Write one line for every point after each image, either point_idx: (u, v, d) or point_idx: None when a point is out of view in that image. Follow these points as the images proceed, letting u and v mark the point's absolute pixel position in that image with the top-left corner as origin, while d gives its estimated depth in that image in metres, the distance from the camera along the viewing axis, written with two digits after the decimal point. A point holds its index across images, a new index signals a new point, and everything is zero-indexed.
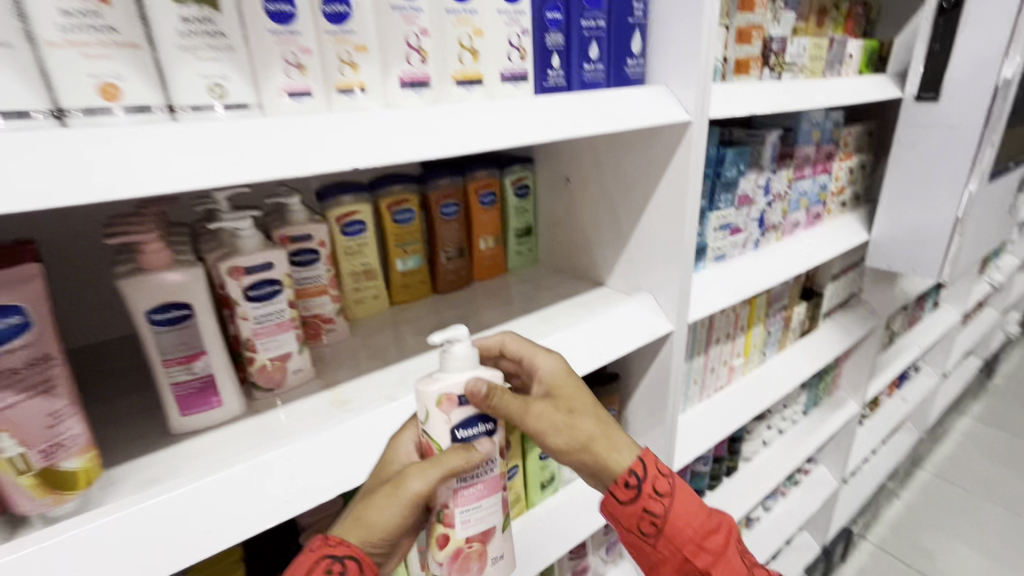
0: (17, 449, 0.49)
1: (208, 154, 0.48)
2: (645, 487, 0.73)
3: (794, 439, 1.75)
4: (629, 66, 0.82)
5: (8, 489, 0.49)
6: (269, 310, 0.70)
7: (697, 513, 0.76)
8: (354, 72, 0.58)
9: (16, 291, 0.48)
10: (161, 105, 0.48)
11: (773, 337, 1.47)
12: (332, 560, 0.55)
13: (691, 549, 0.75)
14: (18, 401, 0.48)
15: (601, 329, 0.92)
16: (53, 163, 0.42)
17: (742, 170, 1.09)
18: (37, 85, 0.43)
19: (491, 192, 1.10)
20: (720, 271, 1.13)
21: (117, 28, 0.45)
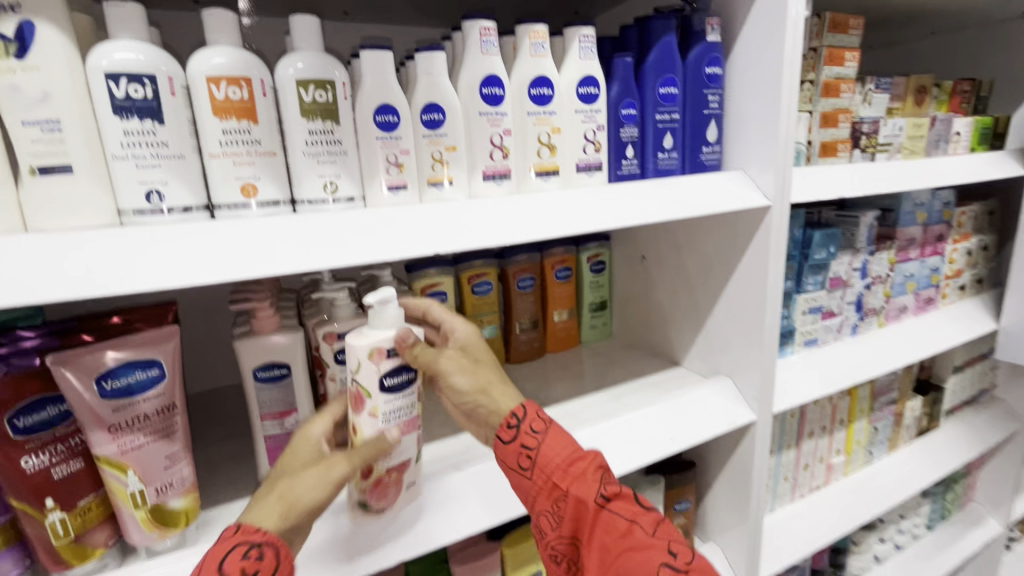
0: (137, 485, 0.56)
1: (317, 240, 0.57)
2: (520, 429, 0.65)
3: (916, 559, 1.49)
4: (704, 154, 0.84)
5: (126, 520, 0.57)
6: (354, 374, 0.76)
7: (565, 445, 0.65)
8: (443, 167, 0.66)
9: (158, 348, 0.58)
10: (286, 199, 0.58)
11: (881, 435, 1.31)
12: (248, 546, 0.52)
13: (570, 491, 0.63)
14: (144, 442, 0.56)
15: (674, 413, 0.88)
16: (200, 248, 0.52)
17: (833, 253, 1.03)
18: (197, 186, 0.54)
19: (567, 267, 1.14)
20: (811, 358, 1.05)
21: (261, 141, 0.56)
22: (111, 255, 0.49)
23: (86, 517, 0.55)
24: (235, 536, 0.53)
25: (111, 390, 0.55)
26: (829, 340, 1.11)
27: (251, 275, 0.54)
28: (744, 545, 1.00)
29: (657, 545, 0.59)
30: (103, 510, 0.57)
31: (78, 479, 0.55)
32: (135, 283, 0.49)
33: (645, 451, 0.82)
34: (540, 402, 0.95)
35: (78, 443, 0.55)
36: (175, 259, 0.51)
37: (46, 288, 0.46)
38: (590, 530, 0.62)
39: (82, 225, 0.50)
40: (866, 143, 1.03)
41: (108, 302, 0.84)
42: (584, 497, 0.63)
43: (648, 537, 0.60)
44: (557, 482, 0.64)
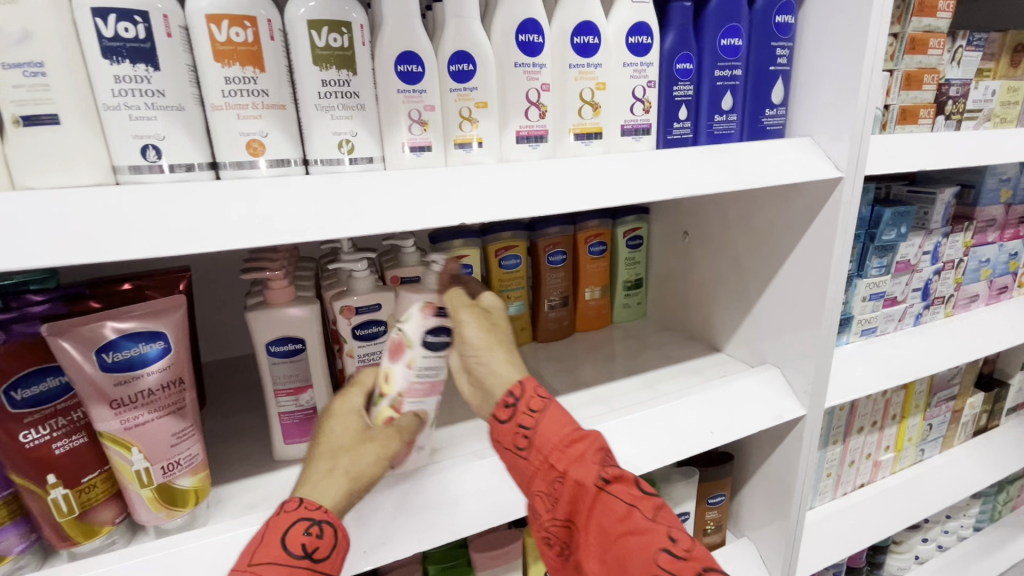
0: (143, 463, 0.53)
1: (331, 205, 0.51)
2: (518, 407, 0.59)
3: (961, 561, 1.40)
4: (767, 117, 0.74)
5: (132, 498, 0.54)
6: (374, 351, 0.71)
7: (564, 422, 0.59)
8: (472, 127, 0.58)
9: (162, 319, 0.54)
10: (298, 159, 0.52)
11: (936, 432, 1.21)
12: (309, 523, 0.52)
13: (568, 474, 0.57)
14: (149, 418, 0.53)
15: (716, 404, 0.81)
16: (200, 210, 0.47)
17: (903, 233, 0.92)
18: (199, 141, 0.49)
19: (601, 241, 1.06)
20: (870, 349, 0.96)
21: (268, 92, 0.50)
22: (102, 217, 0.44)
23: (90, 493, 0.53)
24: (296, 510, 0.52)
25: (112, 362, 0.51)
26: (890, 329, 1.01)
27: (257, 244, 0.48)
28: (783, 544, 0.94)
29: (660, 534, 0.54)
30: (109, 487, 0.54)
31: (82, 454, 0.52)
32: (129, 249, 0.44)
33: (683, 445, 0.76)
34: (569, 384, 0.90)
35: (81, 417, 0.52)
36: (172, 223, 0.46)
37: (32, 253, 0.42)
38: (588, 516, 0.57)
39: (73, 182, 0.45)
40: (952, 108, 0.91)
41: (122, 267, 0.81)
42: (582, 483, 0.56)
43: (650, 525, 0.54)
44: (555, 463, 0.57)
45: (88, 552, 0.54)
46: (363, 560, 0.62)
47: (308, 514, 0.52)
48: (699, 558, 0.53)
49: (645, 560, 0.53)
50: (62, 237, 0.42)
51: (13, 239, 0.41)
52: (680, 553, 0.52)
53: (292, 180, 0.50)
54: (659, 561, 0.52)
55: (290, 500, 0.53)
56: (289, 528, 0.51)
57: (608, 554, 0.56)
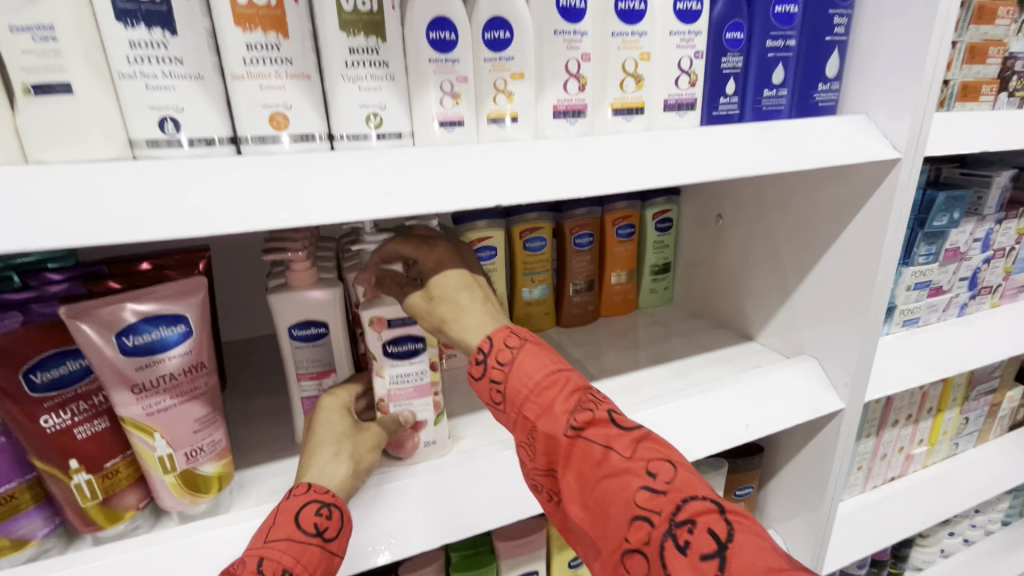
0: (166, 449, 0.52)
1: (359, 183, 0.47)
2: (488, 360, 0.57)
3: (987, 555, 1.38)
4: (820, 92, 0.69)
5: (155, 484, 0.53)
6: (407, 371, 0.64)
7: (536, 366, 0.55)
8: (507, 100, 0.54)
9: (183, 302, 0.51)
10: (323, 134, 0.49)
11: (972, 426, 1.17)
12: (320, 504, 0.54)
13: (538, 421, 0.54)
14: (171, 403, 0.51)
15: (751, 395, 0.78)
16: (222, 187, 0.44)
17: (955, 218, 0.87)
18: (220, 113, 0.46)
19: (629, 224, 1.02)
20: (912, 340, 0.91)
21: (292, 60, 0.46)
22: (120, 194, 0.41)
23: (114, 478, 0.52)
24: (306, 493, 0.54)
25: (133, 346, 0.49)
26: (932, 320, 0.96)
27: (283, 224, 0.45)
28: (812, 539, 0.91)
29: (639, 470, 0.49)
30: (132, 472, 0.53)
31: (104, 439, 0.51)
32: (150, 229, 0.42)
33: (717, 438, 0.73)
34: (596, 372, 0.87)
35: (103, 402, 0.51)
36: (194, 202, 0.43)
37: (48, 232, 0.39)
38: (567, 462, 0.53)
39: (88, 156, 0.42)
40: (1016, 84, 0.84)
41: (141, 245, 0.79)
42: (553, 429, 0.53)
43: (627, 462, 0.50)
44: (528, 411, 0.55)
45: (113, 536, 0.53)
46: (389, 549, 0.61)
47: (318, 497, 0.54)
48: (681, 490, 0.47)
49: (623, 499, 0.48)
50: (79, 216, 0.40)
51: (28, 217, 0.39)
52: (658, 489, 0.47)
53: (319, 156, 0.46)
54: (636, 500, 0.48)
55: (297, 486, 0.55)
56: (301, 509, 0.53)
57: (588, 497, 0.51)
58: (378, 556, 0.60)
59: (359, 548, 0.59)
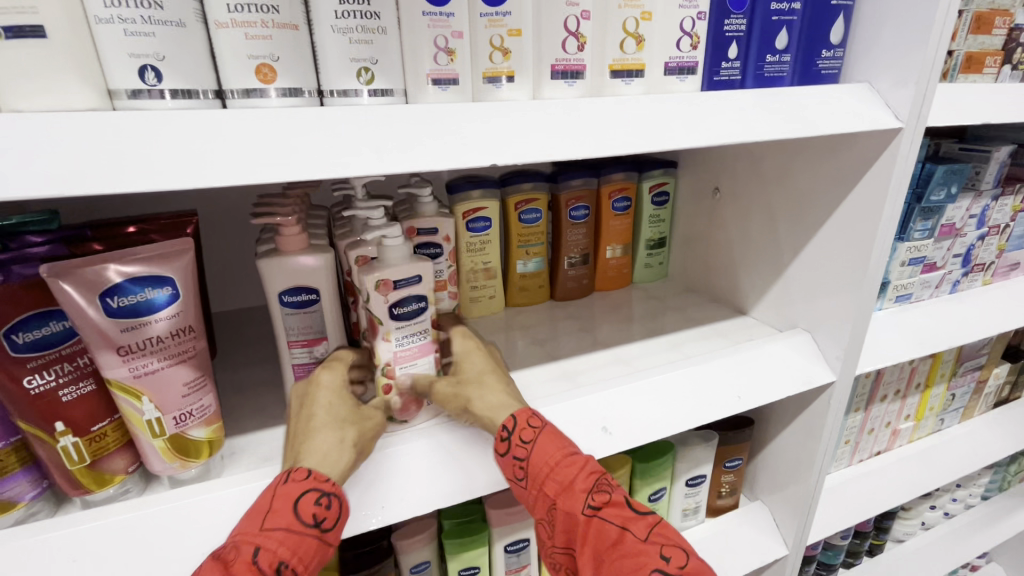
0: (155, 413, 0.51)
1: (349, 141, 0.46)
2: (512, 439, 0.60)
3: (967, 528, 1.42)
4: (823, 59, 0.67)
5: (144, 448, 0.52)
6: (413, 329, 0.63)
7: (554, 448, 0.59)
8: (504, 58, 0.53)
9: (169, 263, 0.50)
10: (312, 89, 0.47)
11: (958, 402, 1.19)
12: (318, 494, 0.52)
13: (558, 500, 0.58)
14: (159, 367, 0.50)
15: (744, 367, 0.78)
16: (206, 141, 0.42)
17: (953, 193, 0.86)
18: (203, 64, 0.44)
19: (626, 197, 1.00)
20: (904, 316, 0.92)
21: (279, 8, 0.44)
22: (99, 146, 0.39)
23: (101, 442, 0.51)
24: (305, 480, 0.52)
25: (118, 308, 0.47)
26: (925, 297, 0.96)
27: (272, 182, 0.44)
28: (800, 508, 0.93)
29: (653, 551, 0.54)
30: (120, 436, 0.52)
31: (91, 402, 0.50)
32: (133, 183, 0.40)
33: (710, 408, 0.73)
34: (590, 344, 0.87)
35: (87, 364, 0.49)
36: (178, 157, 0.41)
37: (26, 183, 0.38)
38: (583, 542, 0.57)
39: (66, 106, 0.40)
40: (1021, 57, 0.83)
41: (127, 211, 0.77)
42: (573, 510, 0.58)
43: (642, 544, 0.55)
44: (547, 491, 0.59)
45: (103, 500, 0.53)
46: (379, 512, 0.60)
47: (318, 485, 0.52)
48: (691, 571, 0.53)
49: (636, 574, 0.54)
50: (58, 167, 0.38)
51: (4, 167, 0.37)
52: (671, 573, 0.53)
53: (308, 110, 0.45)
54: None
55: (295, 472, 0.52)
56: (300, 496, 0.51)
57: None
58: (366, 519, 0.59)
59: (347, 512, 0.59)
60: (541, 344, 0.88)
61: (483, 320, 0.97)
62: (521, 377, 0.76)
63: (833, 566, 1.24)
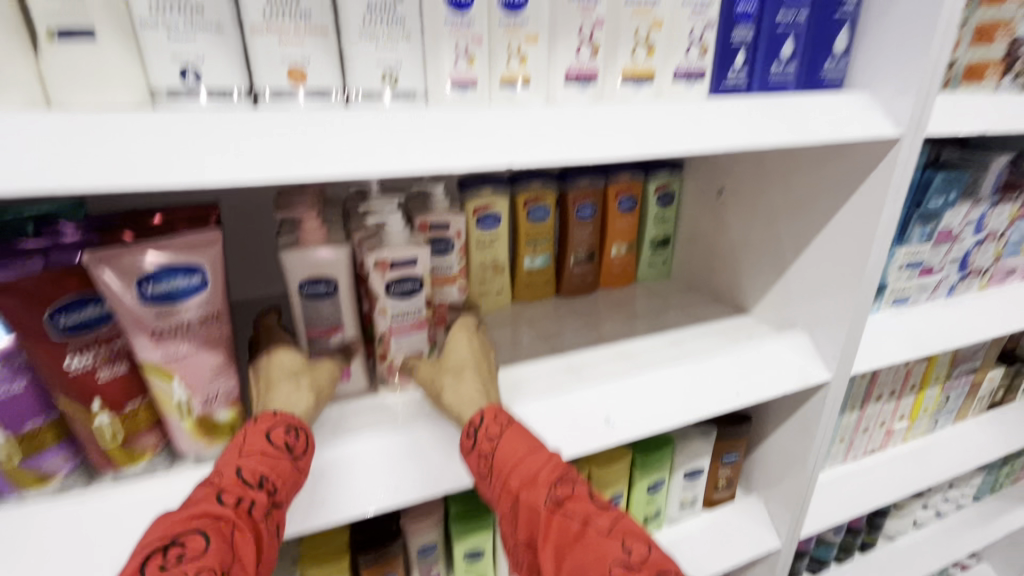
0: (184, 394, 0.54)
1: (374, 141, 0.49)
2: (480, 435, 0.60)
3: (957, 528, 1.45)
4: (827, 68, 0.69)
5: (173, 427, 0.55)
6: (407, 308, 0.69)
7: (522, 443, 0.59)
8: (520, 63, 0.55)
9: (200, 253, 0.53)
10: (339, 91, 0.50)
11: (952, 404, 1.22)
12: (288, 426, 0.56)
13: (521, 492, 0.57)
14: (189, 351, 0.53)
15: (743, 365, 0.81)
16: (241, 139, 0.45)
17: (951, 200, 0.89)
18: (238, 66, 0.46)
19: (631, 196, 1.03)
20: (901, 318, 0.94)
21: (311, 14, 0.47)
22: (143, 143, 0.42)
23: (133, 420, 0.54)
24: (275, 417, 0.56)
25: (153, 294, 0.50)
26: (922, 300, 0.99)
27: (302, 179, 0.47)
28: (794, 502, 0.95)
29: (615, 544, 0.51)
30: (150, 415, 0.55)
31: (125, 382, 0.53)
32: (174, 177, 0.43)
33: (709, 403, 0.76)
34: (594, 339, 0.89)
35: (122, 346, 0.52)
36: (216, 153, 0.44)
37: (76, 177, 0.40)
38: (545, 534, 0.55)
39: (111, 104, 0.43)
40: None
41: (150, 201, 0.80)
42: (534, 502, 0.56)
43: (604, 537, 0.52)
44: (512, 486, 0.57)
45: (132, 476, 0.56)
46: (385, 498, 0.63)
47: (286, 419, 0.56)
48: (653, 563, 0.50)
49: (596, 567, 0.50)
50: (105, 161, 0.41)
51: (54, 160, 0.40)
52: (631, 563, 0.50)
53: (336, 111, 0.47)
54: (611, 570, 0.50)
55: (263, 412, 0.56)
56: (272, 429, 0.55)
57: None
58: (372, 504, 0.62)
59: (356, 496, 0.62)
60: (546, 338, 0.90)
61: (489, 314, 0.99)
62: (528, 369, 0.79)
63: (825, 560, 1.27)
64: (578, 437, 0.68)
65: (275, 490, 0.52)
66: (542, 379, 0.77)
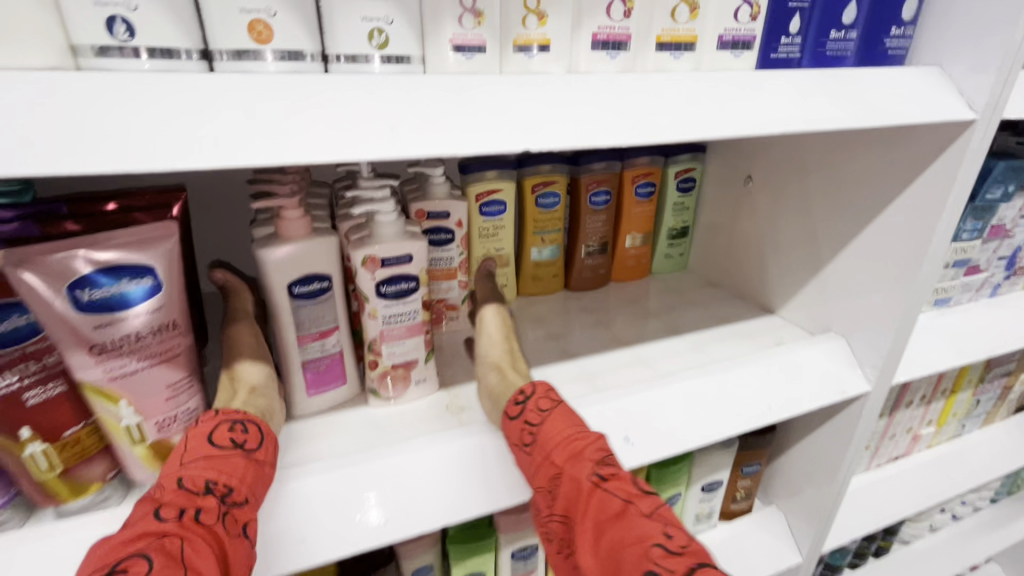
0: (134, 418, 0.46)
1: (360, 116, 0.39)
2: (527, 407, 0.54)
3: (974, 530, 1.40)
4: (891, 38, 0.60)
5: (123, 455, 0.47)
6: (401, 310, 0.61)
7: (566, 423, 0.52)
8: (538, 23, 0.46)
9: (149, 251, 0.44)
10: (317, 53, 0.40)
11: (982, 408, 1.15)
12: (233, 424, 0.48)
13: (564, 465, 0.49)
14: (138, 368, 0.45)
15: (776, 374, 0.72)
16: (188, 112, 0.35)
17: (1009, 191, 0.80)
18: (186, 17, 0.37)
19: (650, 182, 0.93)
20: (944, 321, 0.86)
21: None
22: (56, 112, 0.32)
23: (74, 448, 0.46)
24: (216, 417, 0.48)
25: (89, 302, 0.41)
26: (964, 300, 0.91)
27: (267, 161, 0.37)
28: (819, 517, 0.88)
29: (655, 525, 0.42)
30: (96, 441, 0.47)
31: (60, 404, 0.44)
32: (98, 163, 0.34)
33: (739, 418, 0.68)
34: (608, 341, 0.81)
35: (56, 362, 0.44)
36: (155, 129, 0.35)
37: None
38: (583, 512, 0.46)
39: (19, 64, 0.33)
40: None
41: (109, 182, 0.70)
42: (578, 476, 0.48)
43: (645, 520, 0.43)
44: (556, 459, 0.50)
45: (77, 511, 0.47)
46: (373, 506, 0.54)
47: (228, 416, 0.48)
48: (697, 554, 0.40)
49: (635, 548, 0.41)
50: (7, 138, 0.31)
51: None
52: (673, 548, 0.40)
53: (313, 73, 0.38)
54: (650, 554, 0.40)
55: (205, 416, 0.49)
56: (212, 428, 0.47)
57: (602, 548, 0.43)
58: (363, 515, 0.53)
59: (337, 515, 0.52)
60: (555, 340, 0.82)
61: None
62: (536, 377, 0.71)
63: (839, 567, 1.21)
64: None
65: (230, 490, 0.44)
66: (553, 389, 0.68)
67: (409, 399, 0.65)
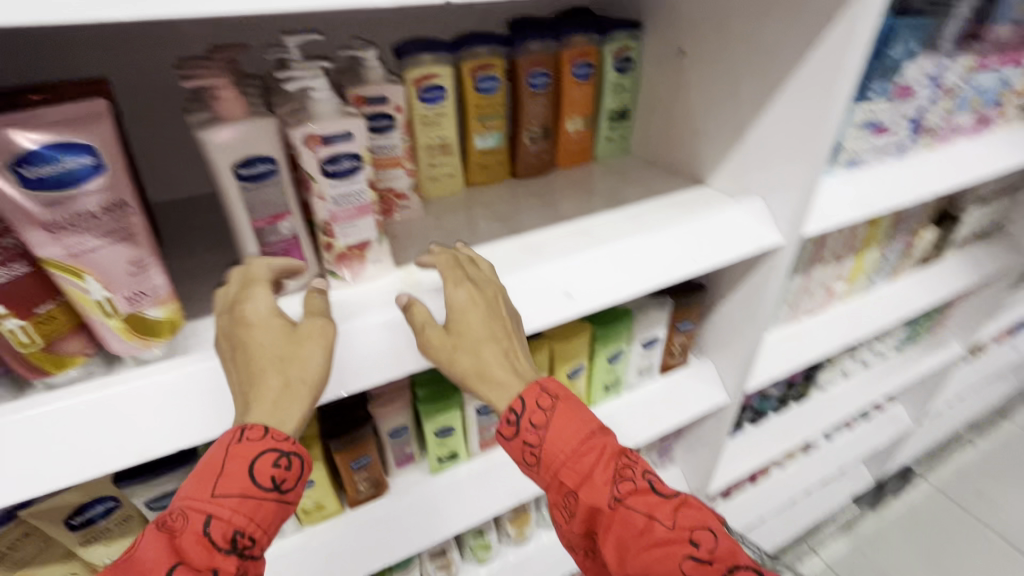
0: (103, 294, 0.49)
1: None
2: (522, 423, 0.58)
3: (880, 374, 1.63)
4: None
5: (101, 329, 0.51)
6: (349, 190, 0.64)
7: (571, 432, 0.57)
8: None
9: (85, 129, 0.45)
10: None
11: (889, 265, 1.29)
12: (279, 456, 0.52)
13: (578, 490, 0.56)
14: (99, 244, 0.47)
15: (700, 233, 0.81)
16: None
17: (912, 50, 0.86)
18: None
19: (587, 62, 0.94)
20: (853, 180, 0.95)
21: None
22: None
23: (49, 327, 0.49)
24: (262, 440, 0.51)
25: (35, 180, 0.43)
26: (874, 162, 0.99)
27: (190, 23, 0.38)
28: (742, 362, 1.02)
29: (683, 543, 0.50)
30: (71, 319, 0.51)
31: (24, 287, 0.47)
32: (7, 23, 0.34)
33: (666, 274, 0.76)
34: (550, 219, 0.87)
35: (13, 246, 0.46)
36: None
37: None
38: (610, 530, 0.55)
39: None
40: None
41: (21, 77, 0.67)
42: (597, 501, 0.55)
43: (669, 533, 0.51)
44: (559, 475, 0.57)
45: (67, 382, 0.52)
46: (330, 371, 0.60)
47: (277, 446, 0.51)
48: (712, 549, 0.49)
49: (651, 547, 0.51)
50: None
51: None
52: (703, 557, 0.49)
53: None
54: (683, 565, 0.49)
55: (229, 434, 0.51)
56: (258, 459, 0.51)
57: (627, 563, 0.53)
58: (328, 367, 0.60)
59: None
60: (501, 221, 0.87)
61: (441, 200, 0.94)
62: (486, 252, 0.77)
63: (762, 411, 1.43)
64: (538, 314, 0.68)
65: (253, 542, 0.51)
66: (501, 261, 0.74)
67: (367, 277, 0.70)
